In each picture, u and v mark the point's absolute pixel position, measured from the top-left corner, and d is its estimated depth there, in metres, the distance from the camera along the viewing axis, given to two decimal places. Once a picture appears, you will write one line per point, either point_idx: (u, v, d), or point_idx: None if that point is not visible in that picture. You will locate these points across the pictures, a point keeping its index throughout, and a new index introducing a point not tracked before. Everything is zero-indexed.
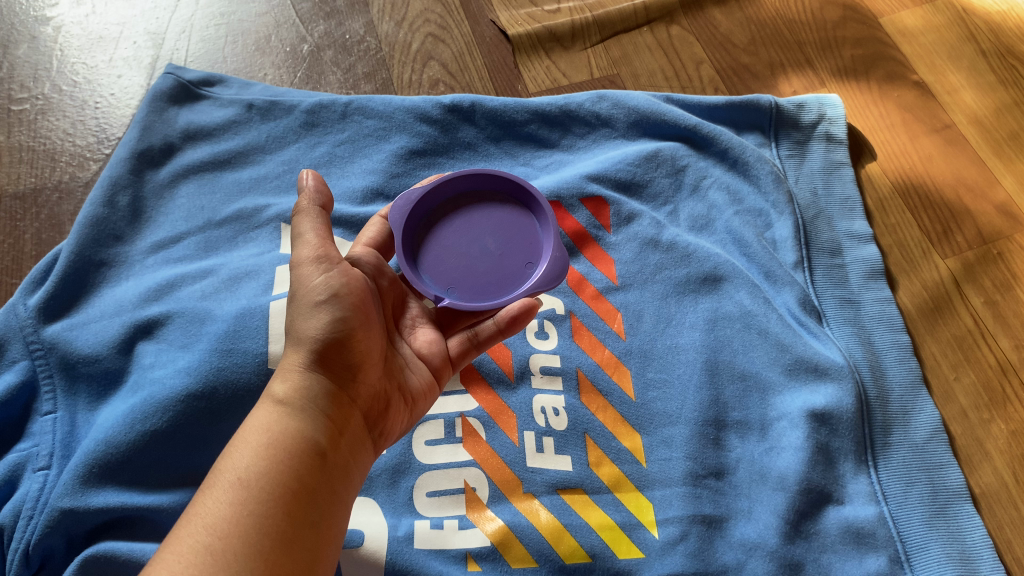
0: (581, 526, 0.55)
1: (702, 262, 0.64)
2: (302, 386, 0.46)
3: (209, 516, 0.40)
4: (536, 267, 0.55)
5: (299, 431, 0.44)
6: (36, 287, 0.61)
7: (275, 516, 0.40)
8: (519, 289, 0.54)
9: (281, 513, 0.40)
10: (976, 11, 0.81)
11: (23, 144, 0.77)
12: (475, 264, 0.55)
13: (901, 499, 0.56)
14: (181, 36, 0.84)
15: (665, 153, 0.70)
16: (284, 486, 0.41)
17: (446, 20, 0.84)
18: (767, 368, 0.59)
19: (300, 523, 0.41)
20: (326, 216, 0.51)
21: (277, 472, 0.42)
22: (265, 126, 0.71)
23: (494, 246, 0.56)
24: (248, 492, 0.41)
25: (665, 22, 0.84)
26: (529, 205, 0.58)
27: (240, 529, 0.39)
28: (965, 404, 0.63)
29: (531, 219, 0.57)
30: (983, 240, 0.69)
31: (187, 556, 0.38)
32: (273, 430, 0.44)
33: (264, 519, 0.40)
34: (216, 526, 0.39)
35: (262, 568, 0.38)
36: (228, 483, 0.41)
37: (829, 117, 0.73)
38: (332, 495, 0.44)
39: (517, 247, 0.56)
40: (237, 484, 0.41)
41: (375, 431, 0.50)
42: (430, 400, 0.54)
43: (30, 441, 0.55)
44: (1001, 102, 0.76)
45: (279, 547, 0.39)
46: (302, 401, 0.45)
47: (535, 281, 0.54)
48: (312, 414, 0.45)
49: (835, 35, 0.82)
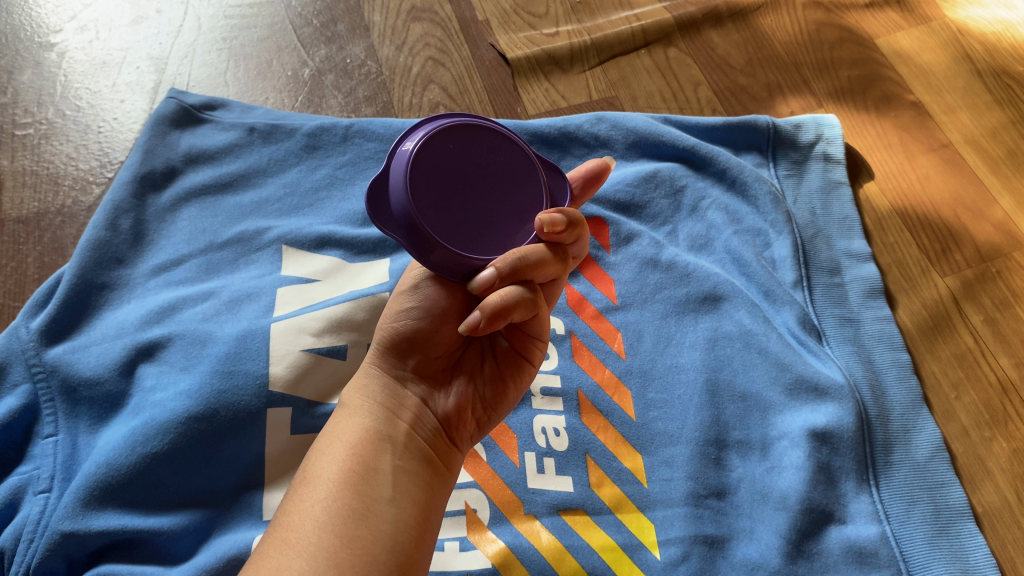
0: (583, 547, 0.55)
1: (701, 281, 0.64)
2: (363, 388, 0.48)
3: (284, 513, 0.43)
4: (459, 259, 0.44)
5: (359, 425, 0.46)
6: (39, 310, 0.61)
7: (344, 496, 0.42)
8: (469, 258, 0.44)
9: (349, 492, 0.43)
10: (971, 32, 0.82)
11: (27, 169, 0.77)
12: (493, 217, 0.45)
13: (902, 518, 0.56)
14: (184, 61, 0.85)
15: (663, 173, 0.70)
16: (348, 470, 0.44)
17: (446, 43, 0.85)
18: (767, 388, 0.59)
19: (372, 498, 0.43)
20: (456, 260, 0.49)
21: (340, 462, 0.44)
22: (266, 149, 0.71)
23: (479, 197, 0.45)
24: (316, 486, 0.43)
25: (663, 44, 0.85)
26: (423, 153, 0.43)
27: (314, 514, 0.42)
28: (966, 423, 0.62)
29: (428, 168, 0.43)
30: (982, 258, 0.69)
31: (265, 550, 0.41)
32: (335, 433, 0.46)
33: (334, 502, 0.42)
34: (290, 521, 0.42)
35: (334, 543, 0.40)
36: (300, 483, 0.44)
37: (827, 137, 0.74)
38: (406, 473, 0.45)
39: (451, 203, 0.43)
40: (306, 482, 0.44)
41: (445, 423, 0.49)
42: (516, 393, 0.53)
43: (31, 464, 0.55)
44: (997, 121, 0.77)
45: (352, 521, 0.41)
46: (360, 400, 0.48)
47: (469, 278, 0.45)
48: (370, 408, 0.47)
49: (832, 57, 0.82)
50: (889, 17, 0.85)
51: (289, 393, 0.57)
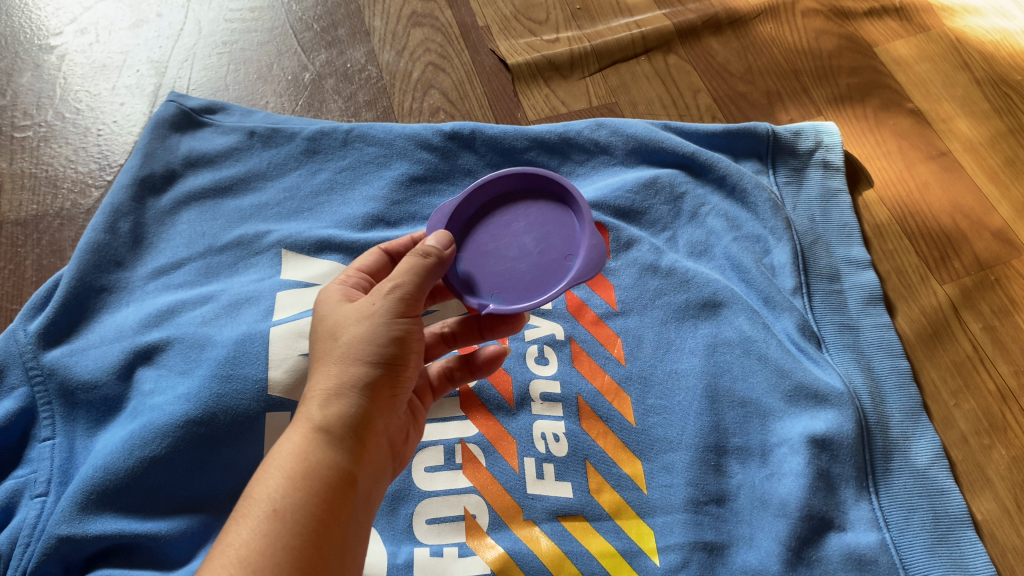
0: (582, 554, 0.55)
1: (701, 287, 0.64)
2: (341, 413, 0.45)
3: (242, 549, 0.40)
4: (550, 289, 0.52)
5: (332, 461, 0.44)
6: (37, 313, 0.61)
7: (308, 548, 0.40)
8: (558, 283, 0.52)
9: (313, 544, 0.41)
10: (969, 41, 0.83)
11: (26, 171, 0.77)
12: (517, 267, 0.53)
13: (902, 526, 0.56)
14: (184, 64, 0.84)
15: (663, 180, 0.70)
16: (316, 517, 0.41)
17: (446, 49, 0.85)
18: (767, 395, 0.59)
19: (327, 556, 0.41)
20: (416, 306, 0.48)
21: (310, 504, 0.42)
22: (266, 153, 0.71)
23: (529, 239, 0.54)
24: (283, 524, 0.41)
25: (663, 52, 0.85)
26: (567, 201, 0.55)
27: (275, 562, 0.39)
28: (965, 430, 0.62)
29: (566, 212, 0.55)
30: (980, 266, 0.70)
31: None
32: (306, 458, 0.43)
33: (298, 552, 0.40)
34: (249, 560, 0.39)
35: None
36: (262, 513, 0.41)
37: (826, 144, 0.74)
38: (357, 526, 0.44)
39: (553, 241, 0.54)
40: (271, 516, 0.41)
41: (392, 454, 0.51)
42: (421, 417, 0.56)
43: (28, 467, 0.55)
44: (996, 130, 0.77)
45: None
46: (342, 428, 0.45)
47: (532, 305, 0.51)
48: (346, 443, 0.45)
49: (832, 64, 0.83)
50: (887, 25, 0.85)
51: (288, 398, 0.57)
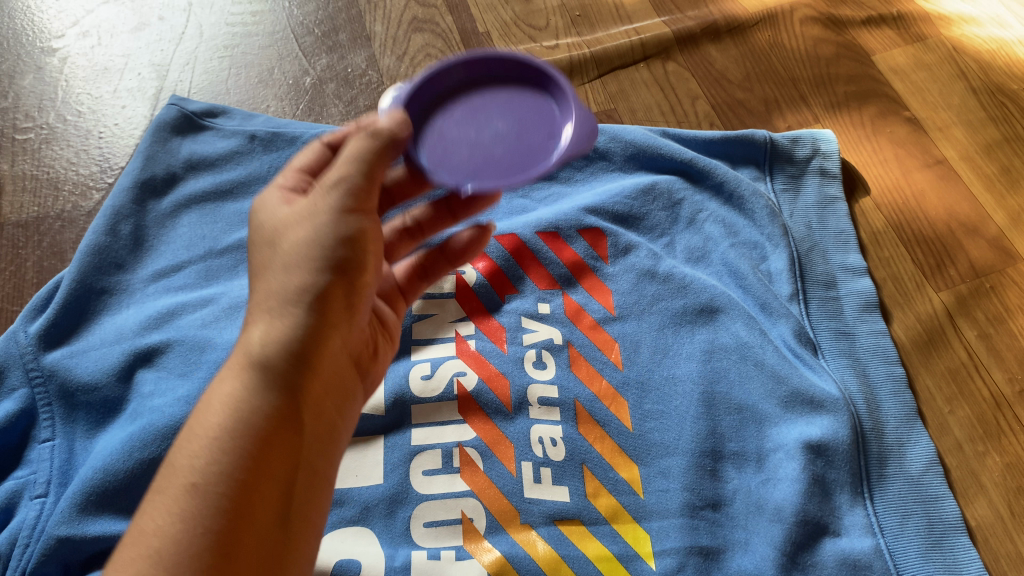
0: (579, 558, 0.55)
1: (698, 293, 0.65)
2: (272, 360, 0.42)
3: (157, 532, 0.38)
4: (540, 164, 0.49)
5: (261, 416, 0.41)
6: (37, 315, 0.61)
7: (226, 525, 0.38)
8: (544, 160, 0.49)
9: (232, 519, 0.38)
10: (966, 50, 0.83)
11: (27, 173, 0.78)
12: (491, 150, 0.50)
13: (896, 531, 0.56)
14: (186, 68, 0.85)
15: (662, 186, 0.71)
16: (236, 486, 0.39)
17: (446, 54, 0.86)
18: (763, 400, 0.60)
19: (253, 526, 0.39)
20: (352, 129, 0.47)
21: (228, 469, 0.39)
22: (267, 157, 0.72)
23: (500, 56, 0.53)
24: (199, 500, 0.38)
25: (662, 58, 0.85)
26: (540, 84, 0.53)
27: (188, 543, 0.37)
28: (960, 437, 0.63)
29: (547, 109, 0.52)
30: (976, 273, 0.70)
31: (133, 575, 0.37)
32: (233, 417, 0.41)
33: (211, 530, 0.38)
34: (161, 546, 0.37)
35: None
36: (180, 489, 0.39)
37: (823, 151, 0.74)
38: (301, 486, 0.42)
39: (532, 123, 0.51)
40: (189, 491, 0.39)
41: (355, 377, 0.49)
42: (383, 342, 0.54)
43: (28, 468, 0.55)
44: (992, 138, 0.78)
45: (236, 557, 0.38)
46: (278, 371, 0.42)
47: (525, 178, 0.48)
48: (279, 393, 0.42)
49: (830, 72, 0.83)
50: (885, 33, 0.86)
51: None
